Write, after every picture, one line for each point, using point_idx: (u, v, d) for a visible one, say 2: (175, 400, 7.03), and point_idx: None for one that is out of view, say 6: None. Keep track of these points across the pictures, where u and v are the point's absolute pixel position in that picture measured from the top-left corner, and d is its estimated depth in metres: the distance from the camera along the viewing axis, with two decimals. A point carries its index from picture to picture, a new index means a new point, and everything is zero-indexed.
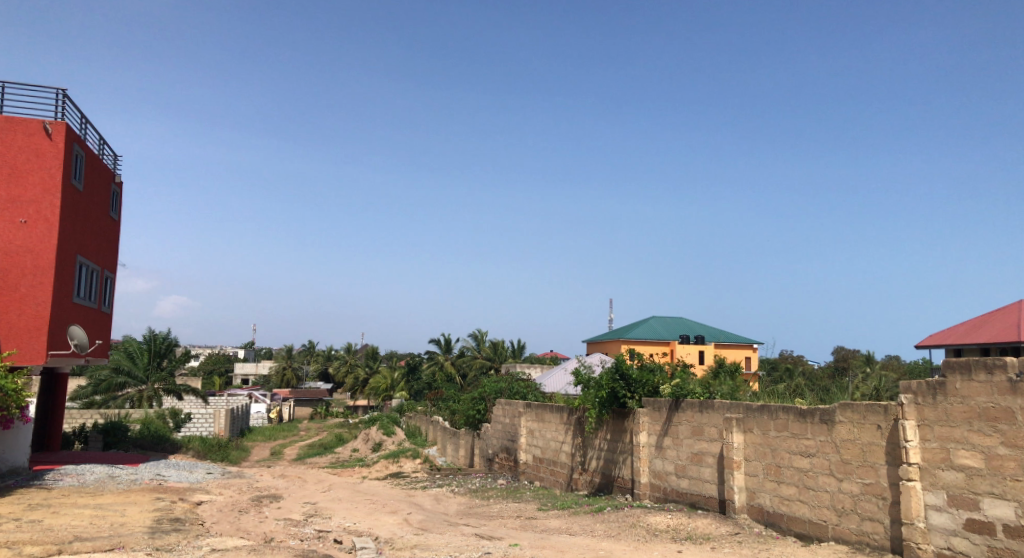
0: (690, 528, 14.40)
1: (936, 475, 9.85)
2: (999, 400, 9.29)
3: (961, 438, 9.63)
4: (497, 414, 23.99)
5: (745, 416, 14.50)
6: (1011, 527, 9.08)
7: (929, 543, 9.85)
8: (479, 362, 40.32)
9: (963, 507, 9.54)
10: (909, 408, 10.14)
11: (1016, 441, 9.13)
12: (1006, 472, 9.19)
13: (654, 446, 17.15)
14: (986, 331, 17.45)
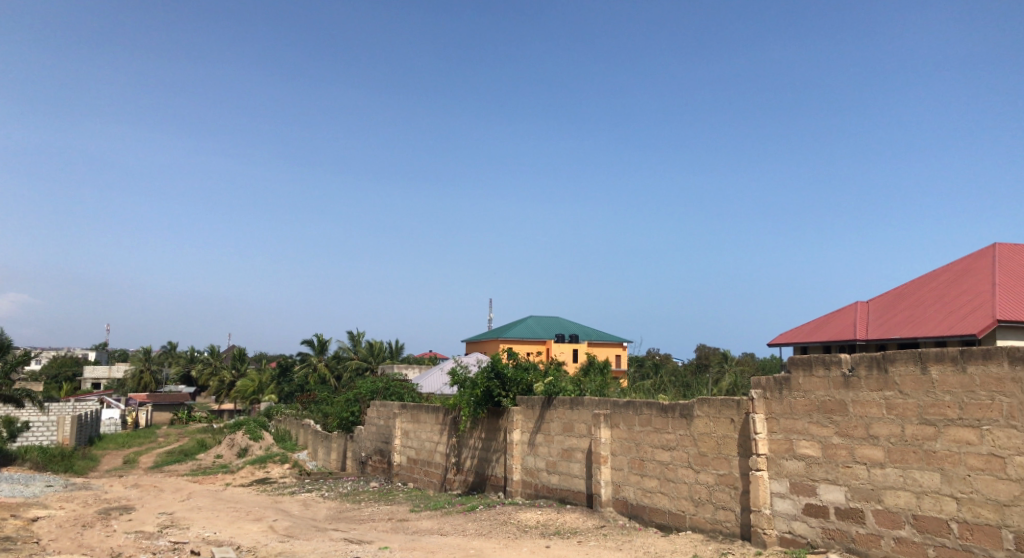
0: (559, 523, 14.89)
1: (780, 464, 10.60)
2: (834, 393, 9.91)
3: (803, 430, 10.31)
4: (371, 416, 23.85)
5: (612, 411, 15.12)
6: (841, 509, 9.75)
7: (773, 528, 10.60)
8: (354, 363, 39.88)
9: (803, 493, 10.24)
10: (760, 402, 10.81)
11: (848, 431, 9.77)
12: (839, 460, 9.84)
13: (526, 443, 17.58)
14: (828, 330, 18.87)
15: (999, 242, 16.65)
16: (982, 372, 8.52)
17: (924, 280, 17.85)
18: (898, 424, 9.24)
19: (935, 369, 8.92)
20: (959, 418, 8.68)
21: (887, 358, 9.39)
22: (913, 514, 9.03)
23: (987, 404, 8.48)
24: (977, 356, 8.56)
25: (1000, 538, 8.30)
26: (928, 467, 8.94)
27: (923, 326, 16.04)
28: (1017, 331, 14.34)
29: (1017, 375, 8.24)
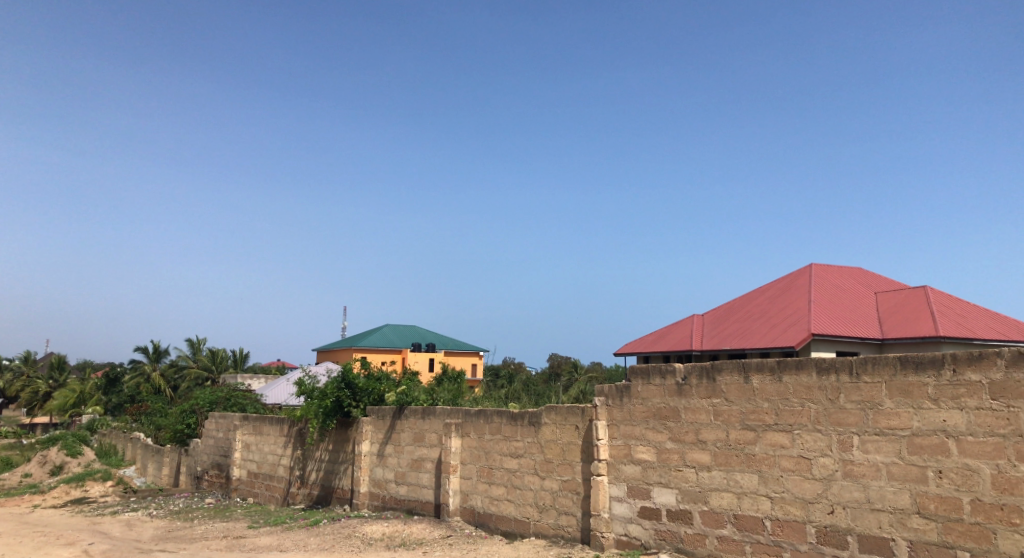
0: (405, 534, 14.67)
1: (619, 469, 9.58)
2: (668, 400, 9.00)
3: (641, 435, 9.36)
4: (208, 428, 22.68)
5: (463, 421, 15.09)
6: (672, 511, 8.86)
7: (609, 532, 9.61)
8: (194, 372, 37.98)
9: (639, 497, 9.30)
10: (602, 410, 9.79)
11: (680, 436, 8.84)
12: (672, 463, 8.93)
13: (375, 454, 17.24)
14: (667, 341, 19.70)
15: (815, 263, 18.13)
16: (796, 381, 7.64)
17: (752, 296, 19.11)
18: (723, 429, 8.34)
19: (756, 377, 7.98)
20: (776, 423, 7.79)
21: (714, 367, 8.47)
22: (733, 514, 8.16)
23: (799, 410, 7.59)
24: (791, 365, 7.69)
25: (804, 531, 7.47)
26: (748, 469, 8.05)
27: (751, 338, 17.05)
28: (827, 344, 15.60)
29: (824, 384, 7.38)
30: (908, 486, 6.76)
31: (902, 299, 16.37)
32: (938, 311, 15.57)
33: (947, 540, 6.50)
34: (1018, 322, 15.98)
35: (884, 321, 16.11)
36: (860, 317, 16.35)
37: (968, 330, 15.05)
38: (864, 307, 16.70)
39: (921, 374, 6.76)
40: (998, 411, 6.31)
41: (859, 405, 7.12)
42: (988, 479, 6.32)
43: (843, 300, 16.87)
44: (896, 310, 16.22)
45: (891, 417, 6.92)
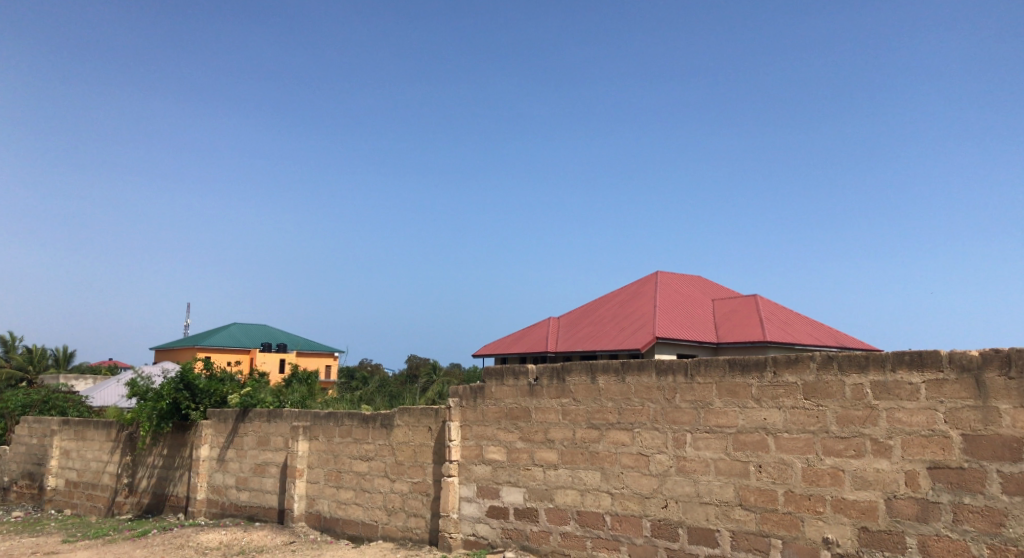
0: (244, 542, 13.94)
1: (470, 469, 9.47)
2: (520, 401, 8.98)
3: (492, 436, 9.30)
4: (21, 434, 20.72)
5: (312, 423, 14.54)
6: (519, 510, 8.86)
7: (457, 533, 9.47)
8: (7, 373, 34.61)
9: (488, 497, 9.25)
10: (455, 411, 9.63)
11: (530, 436, 8.85)
12: (521, 462, 8.93)
13: (215, 459, 16.32)
14: (522, 341, 19.77)
15: (660, 270, 18.89)
16: (637, 381, 7.71)
17: (603, 300, 19.61)
18: (570, 428, 8.40)
19: (602, 378, 8.07)
20: (618, 422, 7.89)
21: (564, 368, 8.51)
22: (577, 510, 8.24)
23: (639, 409, 7.67)
24: (633, 366, 7.74)
25: (640, 526, 7.60)
26: (592, 466, 8.14)
27: (601, 341, 17.46)
28: (670, 347, 16.24)
29: (662, 384, 7.44)
30: (733, 479, 6.75)
31: (736, 305, 17.36)
32: (766, 318, 16.65)
33: (763, 528, 6.46)
34: (833, 330, 17.40)
35: (720, 325, 17.03)
36: (699, 322, 17.18)
37: (791, 336, 16.21)
38: (703, 312, 17.57)
39: (746, 375, 6.65)
40: (810, 409, 6.15)
41: (692, 405, 7.13)
42: (799, 472, 6.20)
43: (684, 306, 17.67)
44: (731, 316, 17.17)
45: (720, 416, 6.88)
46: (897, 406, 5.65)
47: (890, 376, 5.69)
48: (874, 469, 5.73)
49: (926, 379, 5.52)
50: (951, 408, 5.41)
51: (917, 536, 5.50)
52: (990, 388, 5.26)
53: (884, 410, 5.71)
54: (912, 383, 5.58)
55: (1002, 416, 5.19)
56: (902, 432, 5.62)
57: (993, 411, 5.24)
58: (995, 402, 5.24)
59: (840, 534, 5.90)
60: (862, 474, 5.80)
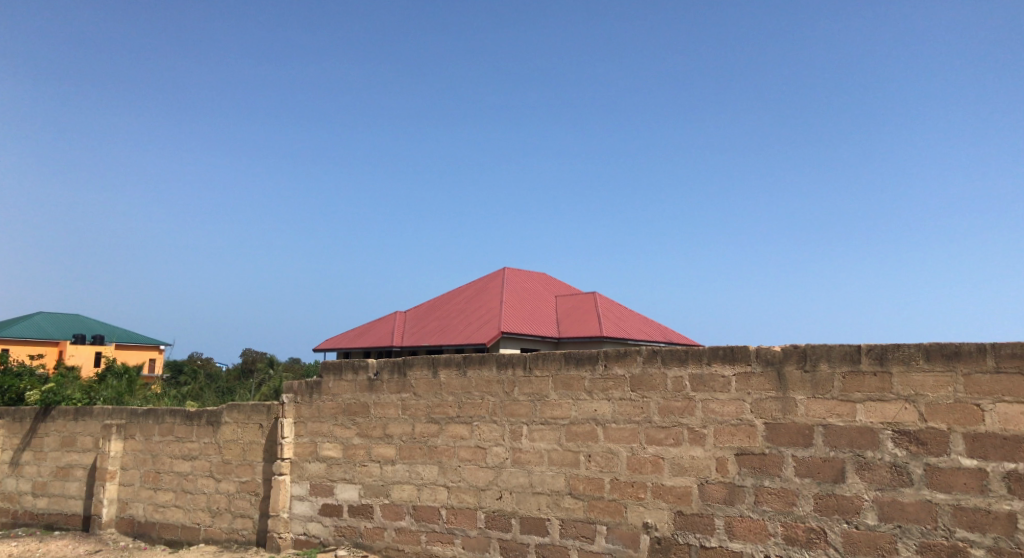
0: (41, 553, 12.91)
1: (303, 467, 9.33)
2: (358, 396, 8.96)
3: (328, 432, 9.22)
4: None
5: (127, 422, 13.69)
6: (353, 506, 8.84)
7: (286, 533, 9.31)
8: None
9: (321, 495, 9.16)
10: (289, 407, 9.47)
11: (368, 431, 8.86)
12: (357, 459, 8.91)
13: (8, 463, 14.99)
14: (368, 335, 19.38)
15: (508, 266, 19.34)
16: (477, 375, 7.94)
17: (451, 295, 19.74)
18: (410, 422, 8.50)
19: (444, 372, 8.24)
20: (457, 416, 8.08)
21: (405, 362, 8.60)
22: (412, 505, 8.35)
23: (478, 403, 7.91)
24: (475, 360, 7.96)
25: (474, 517, 7.82)
26: (430, 461, 8.28)
27: (447, 336, 17.58)
28: (514, 341, 16.67)
29: (502, 377, 7.71)
30: (564, 469, 7.11)
31: (576, 302, 18.15)
32: (603, 315, 17.51)
33: (590, 516, 6.86)
34: (662, 327, 18.60)
35: (561, 321, 17.72)
36: (541, 318, 17.76)
37: (625, 332, 17.15)
38: (545, 309, 18.18)
39: (580, 368, 7.04)
40: (635, 401, 6.61)
41: (529, 398, 7.45)
42: (624, 461, 6.65)
43: (528, 302, 18.20)
44: (571, 312, 17.92)
45: (554, 408, 7.23)
46: (712, 398, 6.16)
47: (707, 369, 6.19)
48: (690, 456, 6.24)
49: (737, 372, 6.03)
50: (757, 399, 5.93)
51: (724, 517, 6.00)
52: (789, 380, 5.79)
53: (700, 402, 6.21)
54: (725, 375, 6.10)
55: (797, 406, 5.71)
56: (715, 421, 6.12)
57: (790, 401, 5.76)
58: (792, 393, 5.76)
59: (657, 518, 6.38)
60: (679, 461, 6.29)
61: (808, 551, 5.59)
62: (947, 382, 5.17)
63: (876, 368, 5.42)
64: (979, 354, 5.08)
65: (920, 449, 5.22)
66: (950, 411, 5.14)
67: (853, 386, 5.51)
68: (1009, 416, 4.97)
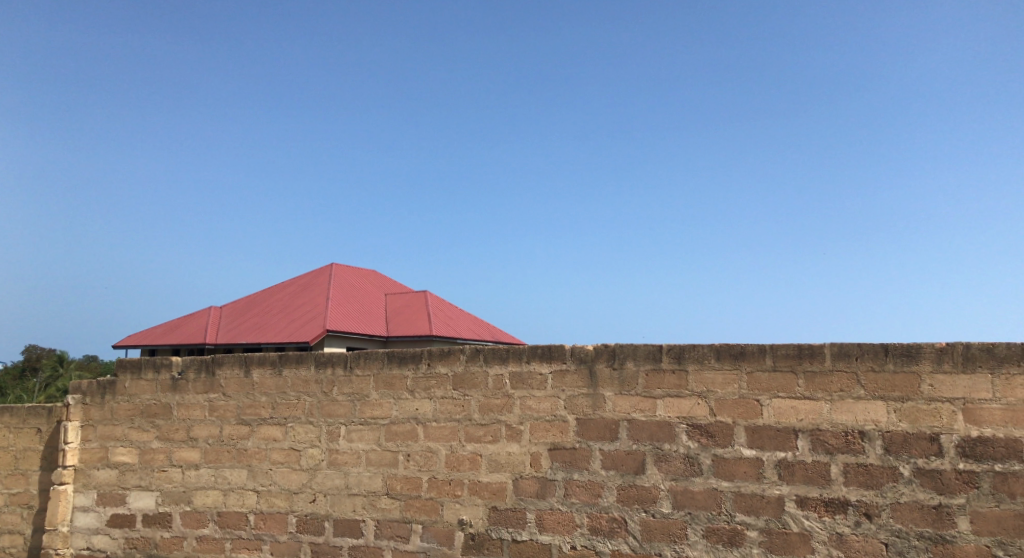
0: None
1: (90, 474, 8.68)
2: (159, 397, 8.50)
3: (121, 436, 8.65)
4: None
5: None
6: (148, 516, 8.36)
7: (65, 547, 8.60)
8: None
9: (109, 504, 8.57)
10: (76, 409, 8.77)
11: (168, 435, 8.42)
12: (154, 464, 8.43)
13: None
14: (178, 332, 18.17)
15: (336, 262, 18.99)
16: (293, 374, 7.80)
17: (272, 291, 18.97)
18: (217, 425, 8.18)
19: (257, 371, 8.02)
20: (271, 417, 7.88)
21: (214, 361, 8.28)
22: (217, 511, 8.04)
23: (294, 403, 7.77)
24: (291, 359, 7.82)
25: (285, 522, 7.66)
26: (238, 464, 8.00)
27: (265, 333, 16.87)
28: (340, 340, 16.39)
29: (320, 377, 7.63)
30: (382, 469, 7.17)
31: (407, 300, 18.56)
32: (433, 314, 18.08)
33: (406, 515, 6.96)
34: (490, 327, 19.46)
35: (391, 320, 17.96)
36: (370, 317, 17.78)
37: (453, 331, 17.75)
38: (374, 306, 18.26)
39: (402, 367, 7.14)
40: (456, 399, 6.82)
41: (348, 397, 7.44)
42: (443, 459, 6.82)
43: (355, 300, 18.05)
44: (402, 310, 18.25)
45: (374, 408, 7.28)
46: (529, 395, 6.49)
47: (525, 367, 6.52)
48: (506, 452, 6.52)
49: (553, 370, 6.41)
50: (570, 395, 6.33)
51: (535, 511, 6.33)
52: (599, 377, 6.23)
53: (518, 399, 6.52)
54: (542, 373, 6.45)
55: (606, 402, 6.17)
56: (531, 417, 6.45)
57: (600, 397, 6.21)
58: (602, 390, 6.21)
59: (472, 515, 6.60)
60: (496, 457, 6.56)
61: (610, 540, 6.03)
62: (734, 379, 5.79)
63: (675, 366, 5.98)
64: (759, 355, 5.73)
65: (709, 441, 5.82)
66: (735, 406, 5.77)
67: (654, 383, 6.03)
68: (782, 410, 5.63)
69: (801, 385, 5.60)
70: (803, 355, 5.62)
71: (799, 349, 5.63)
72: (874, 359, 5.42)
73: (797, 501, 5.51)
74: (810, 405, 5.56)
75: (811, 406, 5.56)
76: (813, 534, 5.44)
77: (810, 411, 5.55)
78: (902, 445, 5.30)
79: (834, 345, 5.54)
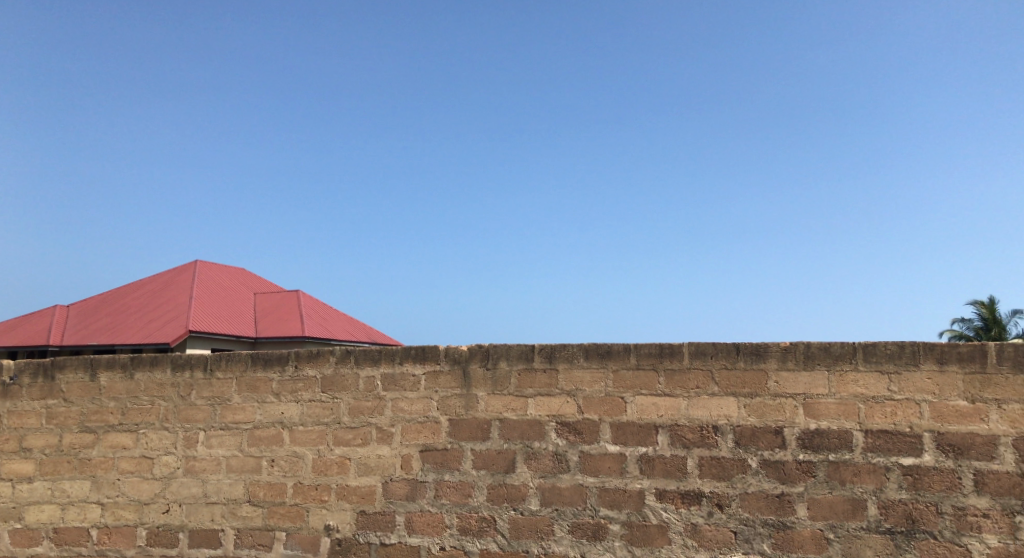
0: None
1: None
2: None
3: None
4: None
5: None
6: None
7: None
8: None
9: None
10: None
11: None
12: None
13: None
14: (15, 334, 16.70)
15: (201, 259, 18.11)
16: (146, 378, 7.39)
17: (125, 289, 17.82)
18: (56, 434, 7.60)
19: (104, 375, 7.53)
20: (119, 424, 7.43)
21: (54, 364, 7.70)
22: (54, 527, 7.48)
23: (146, 409, 7.36)
24: (144, 362, 7.41)
25: (133, 535, 7.23)
26: (80, 475, 7.48)
27: (117, 334, 15.80)
28: (204, 341, 15.59)
29: (177, 380, 7.27)
30: (243, 476, 6.92)
31: (278, 300, 18.03)
32: (305, 314, 17.65)
33: (269, 522, 6.75)
34: (365, 326, 19.18)
35: (261, 320, 17.33)
36: (238, 317, 17.07)
37: (328, 332, 17.40)
38: (243, 306, 17.58)
39: (267, 370, 6.94)
40: (325, 402, 6.70)
41: (208, 401, 7.14)
42: (309, 463, 6.68)
43: (221, 300, 17.25)
44: (273, 310, 17.68)
45: (236, 412, 7.02)
46: (401, 397, 6.48)
47: (397, 369, 6.51)
48: (376, 455, 6.48)
49: (426, 371, 6.43)
50: (442, 396, 6.37)
51: (405, 513, 6.32)
52: (472, 378, 6.32)
53: (390, 401, 6.49)
54: (414, 374, 6.46)
55: (478, 402, 6.26)
56: (403, 419, 6.44)
57: (472, 398, 6.29)
58: (474, 390, 6.30)
59: (340, 520, 6.50)
60: (365, 461, 6.50)
61: (479, 539, 6.12)
62: (601, 377, 6.04)
63: (546, 366, 6.16)
64: (625, 353, 6.01)
65: (576, 438, 6.03)
66: (601, 403, 6.01)
67: (526, 382, 6.18)
68: (644, 407, 5.93)
69: (662, 383, 5.92)
70: (664, 353, 5.94)
71: (660, 348, 5.95)
72: (726, 358, 5.82)
73: (656, 494, 5.82)
74: (669, 402, 5.89)
75: (670, 403, 5.88)
76: (670, 525, 5.76)
77: (669, 408, 5.88)
78: (751, 438, 5.71)
79: (691, 344, 5.90)
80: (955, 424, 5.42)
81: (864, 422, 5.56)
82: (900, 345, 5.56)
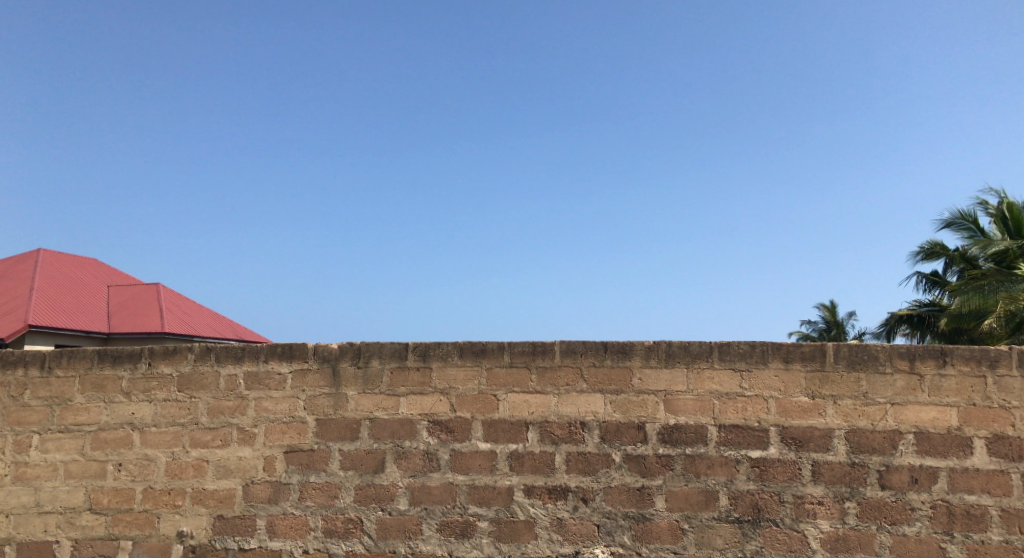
0: None
1: None
2: None
3: None
4: None
5: None
6: None
7: None
8: None
9: None
10: None
11: None
12: None
13: None
14: None
15: (44, 248, 16.64)
16: None
17: None
18: None
19: None
20: None
21: None
22: None
23: None
24: None
25: None
26: None
27: None
28: (47, 337, 14.27)
29: (8, 379, 6.64)
30: (84, 482, 6.41)
31: (134, 293, 16.89)
32: (165, 309, 16.63)
33: (113, 531, 6.30)
34: (230, 320, 18.34)
35: (113, 315, 16.11)
36: (88, 311, 15.82)
37: (190, 328, 16.50)
38: (94, 299, 16.32)
39: (117, 367, 6.47)
40: (181, 402, 6.33)
41: (44, 402, 6.56)
42: (162, 467, 6.29)
43: (67, 292, 15.91)
44: (127, 304, 16.52)
45: (78, 413, 6.50)
46: (265, 396, 6.23)
47: (262, 367, 6.25)
48: (236, 457, 6.19)
49: (293, 370, 6.22)
50: (309, 395, 6.18)
51: (266, 517, 6.08)
52: (342, 377, 6.17)
53: (253, 400, 6.23)
54: (280, 373, 6.23)
55: (348, 401, 6.12)
56: (266, 419, 6.19)
57: (342, 397, 6.14)
58: (344, 389, 6.15)
59: (194, 526, 6.17)
60: (225, 463, 6.20)
61: (345, 541, 5.98)
62: (474, 375, 6.06)
63: (419, 364, 6.11)
64: (499, 352, 6.06)
65: (448, 436, 6.02)
66: (473, 401, 6.04)
67: (398, 380, 6.11)
68: (516, 404, 6.00)
69: (534, 380, 6.02)
70: (537, 352, 6.04)
71: (532, 346, 6.05)
72: (595, 356, 6.00)
73: (525, 490, 5.91)
74: (540, 399, 5.99)
75: (540, 400, 5.99)
76: (537, 520, 5.86)
77: (540, 405, 5.99)
78: (615, 434, 5.92)
79: (563, 343, 6.04)
80: (797, 418, 5.86)
81: (718, 418, 5.90)
82: (750, 345, 5.94)
